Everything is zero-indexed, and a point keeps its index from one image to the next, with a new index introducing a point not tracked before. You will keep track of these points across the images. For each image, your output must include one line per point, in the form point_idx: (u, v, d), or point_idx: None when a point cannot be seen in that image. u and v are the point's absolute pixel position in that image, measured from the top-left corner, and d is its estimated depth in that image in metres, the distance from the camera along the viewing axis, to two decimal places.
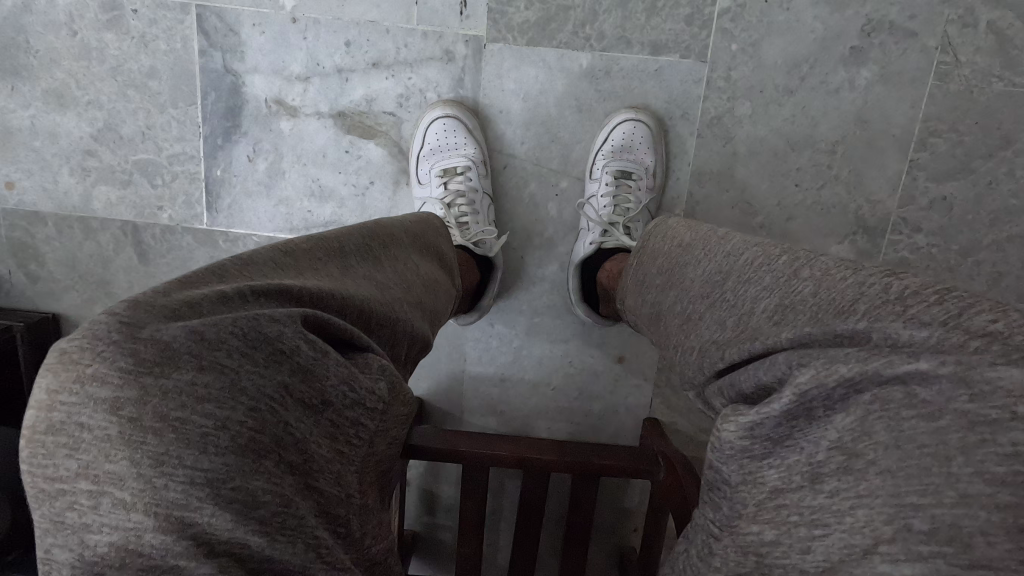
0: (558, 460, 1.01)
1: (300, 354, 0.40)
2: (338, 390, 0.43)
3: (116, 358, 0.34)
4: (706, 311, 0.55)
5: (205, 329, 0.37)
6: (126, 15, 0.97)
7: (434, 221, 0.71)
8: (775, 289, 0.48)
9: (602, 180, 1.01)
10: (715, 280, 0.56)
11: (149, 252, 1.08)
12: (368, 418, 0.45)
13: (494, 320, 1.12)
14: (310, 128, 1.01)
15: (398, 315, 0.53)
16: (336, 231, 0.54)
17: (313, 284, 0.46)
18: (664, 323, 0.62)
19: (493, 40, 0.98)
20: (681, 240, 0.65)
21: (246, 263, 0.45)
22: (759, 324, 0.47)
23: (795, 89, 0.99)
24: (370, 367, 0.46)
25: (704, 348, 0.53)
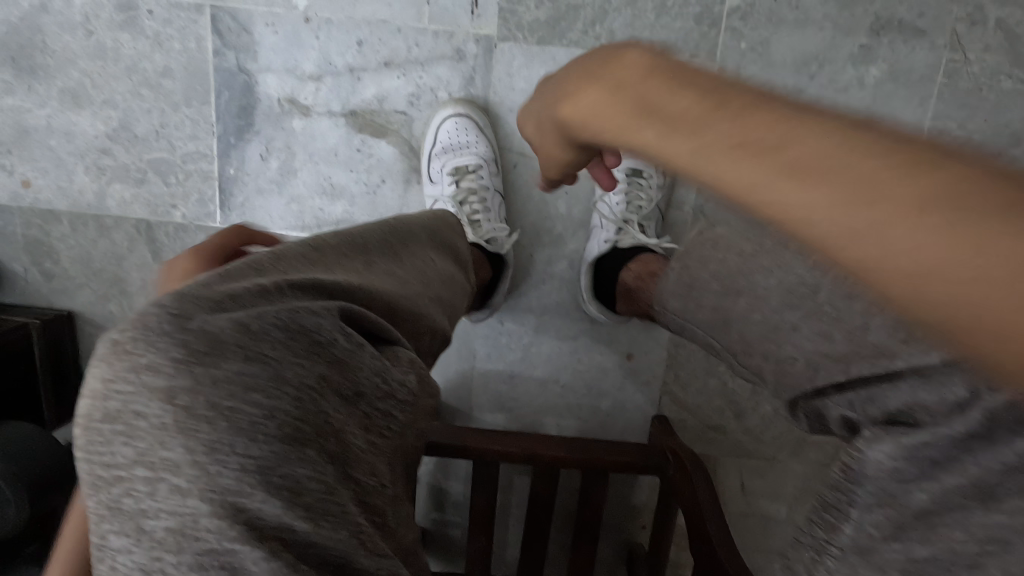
0: (568, 455, 1.01)
1: (337, 345, 0.42)
2: (372, 381, 0.44)
3: (170, 348, 0.35)
4: (802, 322, 0.62)
5: (251, 322, 0.38)
6: (141, 16, 0.99)
7: (451, 218, 0.72)
8: (885, 310, 0.56)
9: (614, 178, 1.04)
10: (802, 292, 0.63)
11: (164, 250, 1.09)
12: (400, 409, 0.46)
13: (504, 317, 1.13)
14: (322, 127, 1.02)
15: (424, 308, 0.54)
16: (359, 228, 0.56)
17: (344, 279, 0.47)
18: (736, 329, 0.67)
19: (504, 39, 0.98)
20: (741, 250, 0.71)
21: (280, 259, 0.46)
22: (883, 341, 0.54)
23: (805, 87, 0.99)
24: (400, 360, 0.48)
25: (810, 359, 0.59)
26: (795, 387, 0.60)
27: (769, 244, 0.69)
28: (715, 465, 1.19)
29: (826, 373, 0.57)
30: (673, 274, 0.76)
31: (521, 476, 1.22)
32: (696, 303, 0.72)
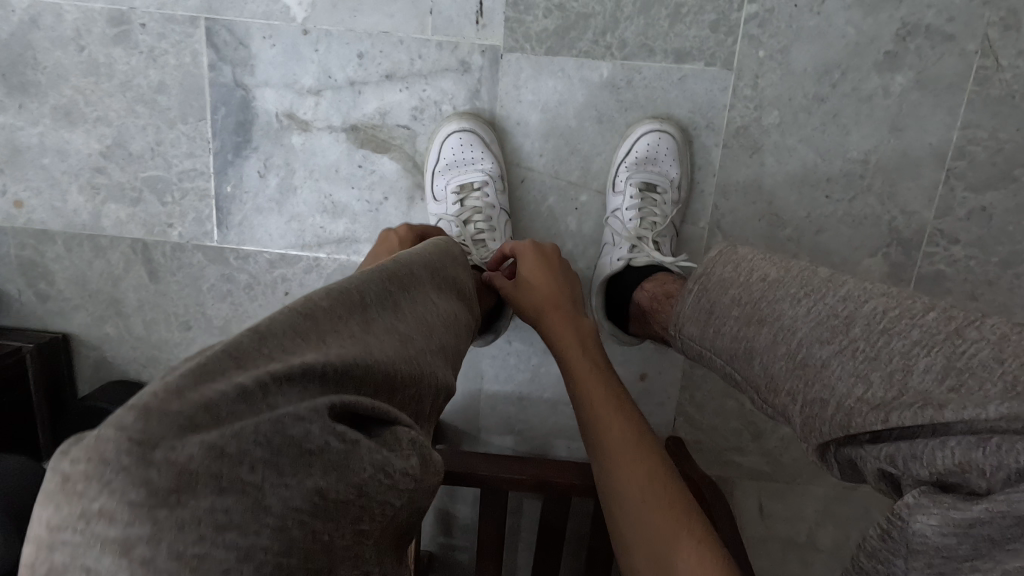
0: (578, 483, 0.97)
1: (329, 451, 0.38)
2: (373, 479, 0.41)
3: (127, 491, 0.32)
4: (834, 359, 0.54)
5: (225, 443, 0.34)
6: (135, 30, 0.95)
7: (453, 249, 0.68)
8: (934, 350, 0.49)
9: (626, 193, 0.97)
10: (833, 324, 0.55)
11: (160, 270, 1.05)
12: (400, 496, 0.43)
13: (512, 338, 1.09)
14: (323, 143, 0.99)
15: (426, 371, 0.50)
16: (355, 279, 0.50)
17: (338, 356, 0.41)
18: (756, 364, 0.60)
19: (511, 50, 0.94)
20: (764, 274, 0.63)
21: (266, 338, 0.39)
22: (928, 389, 0.48)
23: (826, 97, 0.95)
24: (401, 442, 0.44)
25: (842, 404, 0.52)
26: (825, 433, 0.53)
27: (795, 267, 0.62)
28: (732, 488, 1.14)
29: (862, 421, 0.50)
30: (690, 300, 0.69)
31: (530, 500, 1.17)
32: (716, 332, 0.65)
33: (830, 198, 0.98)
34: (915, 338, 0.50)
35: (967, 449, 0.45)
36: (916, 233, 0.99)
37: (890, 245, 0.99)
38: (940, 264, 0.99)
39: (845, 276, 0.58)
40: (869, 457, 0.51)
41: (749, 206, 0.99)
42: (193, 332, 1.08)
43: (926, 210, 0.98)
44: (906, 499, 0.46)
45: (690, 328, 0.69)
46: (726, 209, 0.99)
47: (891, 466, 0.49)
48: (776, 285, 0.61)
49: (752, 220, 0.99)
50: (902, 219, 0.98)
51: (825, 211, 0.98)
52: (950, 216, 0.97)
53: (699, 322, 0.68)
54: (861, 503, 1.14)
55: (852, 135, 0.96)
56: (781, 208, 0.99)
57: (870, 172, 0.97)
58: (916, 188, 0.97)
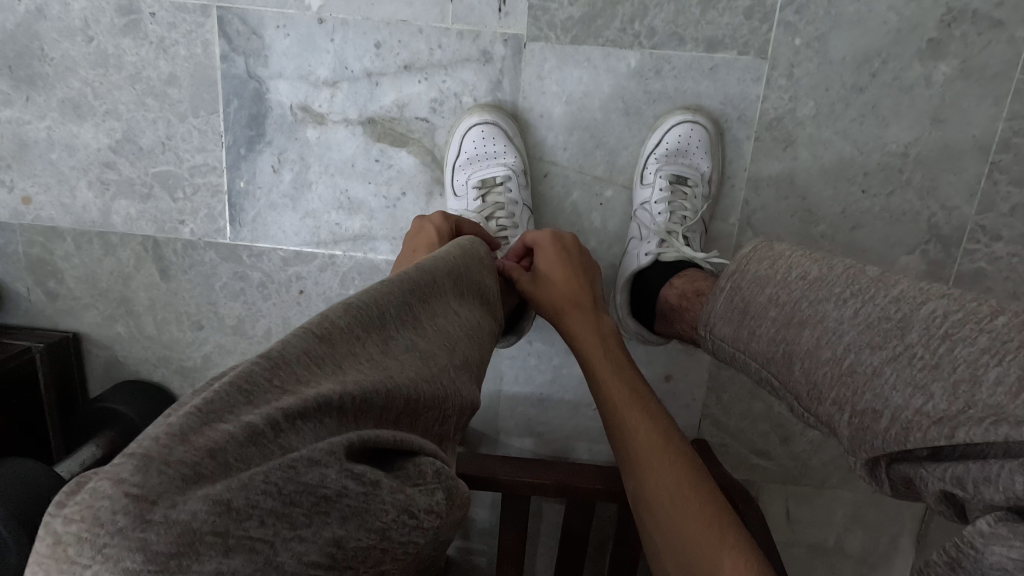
0: (604, 488, 0.94)
1: (348, 496, 0.36)
2: (395, 521, 0.38)
3: (123, 557, 0.29)
4: (887, 366, 0.50)
5: (233, 497, 0.31)
6: (144, 20, 0.92)
7: (473, 250, 0.63)
8: (1007, 360, 0.44)
9: (656, 185, 0.94)
10: (886, 328, 0.51)
11: (172, 268, 1.03)
12: (423, 535, 0.41)
13: (532, 338, 1.05)
14: (339, 136, 0.95)
15: (448, 392, 0.47)
16: (371, 293, 0.47)
17: (354, 386, 0.39)
18: (799, 368, 0.56)
19: (534, 38, 0.90)
20: (805, 272, 0.59)
21: (279, 365, 0.37)
22: (999, 403, 0.43)
23: (865, 87, 0.90)
24: (424, 476, 0.41)
25: (898, 416, 0.48)
26: (877, 446, 0.50)
27: (837, 266, 0.58)
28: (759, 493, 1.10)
29: (922, 436, 0.46)
30: (721, 299, 0.65)
31: (550, 504, 1.14)
32: (751, 335, 0.61)
33: (867, 192, 0.94)
34: (981, 344, 0.46)
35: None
36: (956, 230, 0.94)
37: (928, 242, 0.95)
38: (981, 262, 0.95)
39: (897, 276, 0.54)
40: (930, 477, 0.47)
41: (781, 202, 0.95)
42: (206, 331, 1.05)
43: (967, 205, 0.93)
44: (977, 526, 0.40)
45: (722, 329, 0.65)
46: (757, 205, 0.95)
47: (957, 488, 0.44)
48: (818, 284, 0.57)
49: (784, 216, 0.95)
50: (942, 215, 0.94)
51: (861, 206, 0.94)
52: (992, 212, 0.93)
53: (733, 323, 0.64)
54: (892, 509, 1.10)
55: (891, 127, 0.91)
56: (814, 203, 0.95)
57: (910, 165, 0.93)
58: (958, 182, 0.92)
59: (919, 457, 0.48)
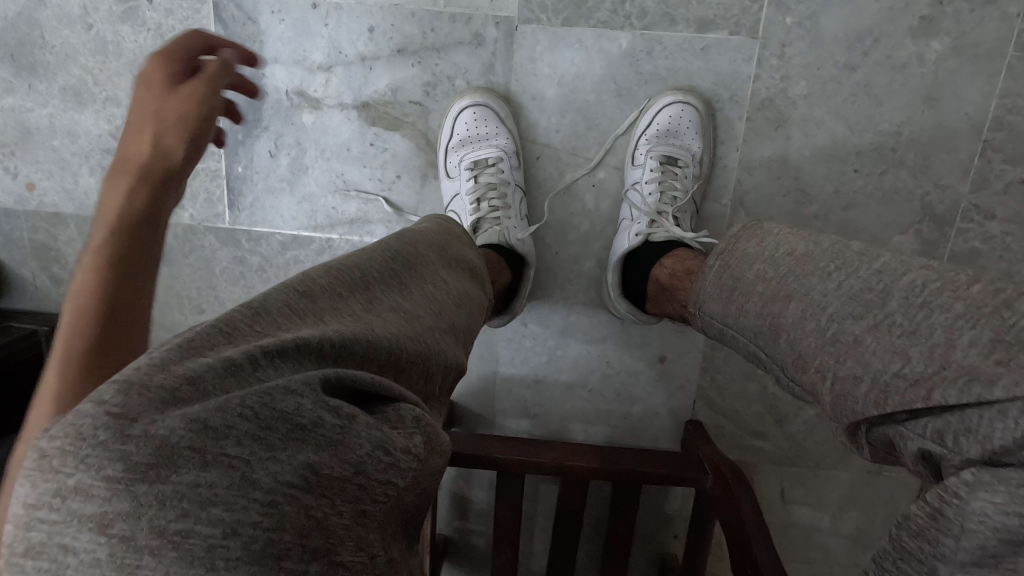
0: (599, 467, 0.96)
1: (322, 425, 0.36)
2: (371, 456, 0.38)
3: (105, 466, 0.31)
4: (870, 335, 0.50)
5: (209, 416, 0.33)
6: (141, 6, 0.93)
7: (455, 228, 0.64)
8: (979, 323, 0.45)
9: (647, 165, 0.95)
10: (867, 297, 0.51)
11: (172, 253, 1.04)
12: (404, 477, 0.40)
13: (528, 320, 1.06)
14: (334, 121, 0.96)
15: (432, 349, 0.49)
16: (353, 261, 0.50)
17: (333, 332, 0.41)
18: (784, 338, 0.56)
19: (525, 21, 0.91)
20: (792, 249, 0.59)
21: (259, 315, 0.40)
22: (974, 363, 0.44)
23: (857, 66, 0.90)
24: (404, 419, 0.41)
25: (878, 380, 0.48)
26: (858, 412, 0.50)
27: (824, 241, 0.58)
28: (755, 474, 1.11)
29: (899, 399, 0.47)
30: (711, 276, 0.65)
31: (546, 484, 1.16)
32: (738, 310, 0.62)
33: (859, 171, 0.94)
34: (957, 310, 0.46)
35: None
36: (950, 209, 0.94)
37: (921, 222, 0.95)
38: (975, 242, 0.95)
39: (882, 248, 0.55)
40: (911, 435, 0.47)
41: (773, 182, 0.95)
42: (206, 315, 1.07)
43: (961, 184, 0.93)
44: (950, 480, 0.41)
45: (711, 306, 0.65)
46: (749, 185, 0.96)
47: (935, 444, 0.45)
48: (805, 259, 0.57)
49: (776, 196, 0.96)
50: (935, 193, 0.94)
51: (853, 186, 0.94)
52: (986, 190, 0.93)
53: (722, 297, 0.64)
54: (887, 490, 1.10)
55: (884, 106, 0.91)
56: (806, 183, 0.95)
57: (903, 144, 0.93)
58: (951, 161, 0.92)
59: (892, 418, 0.49)
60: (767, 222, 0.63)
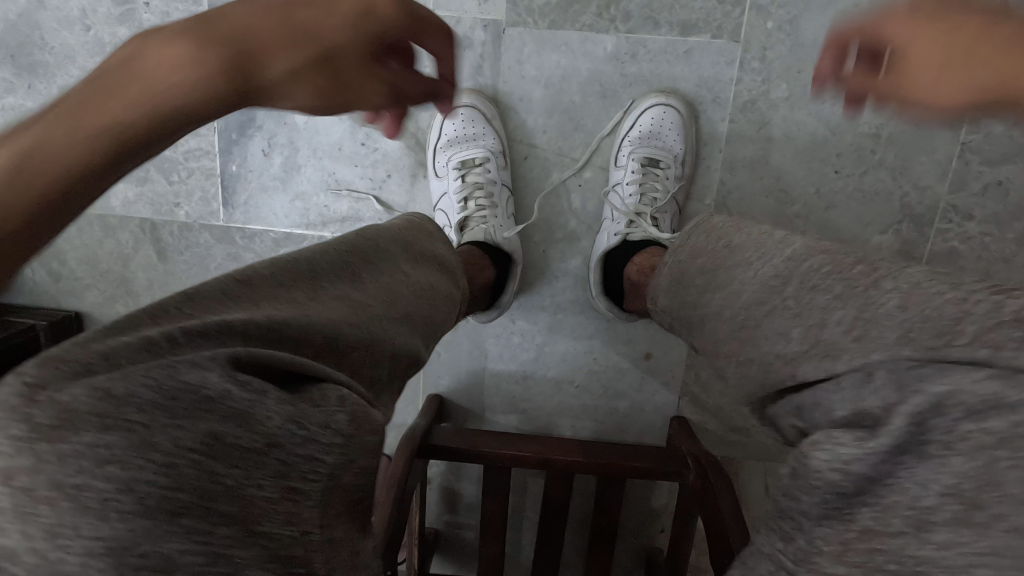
0: (583, 461, 0.98)
1: (231, 398, 0.35)
2: (286, 429, 0.37)
3: (8, 425, 0.30)
4: (766, 320, 0.50)
5: (111, 384, 0.32)
6: (138, 9, 0.96)
7: (424, 225, 0.68)
8: (849, 301, 0.44)
9: (628, 167, 0.98)
10: (772, 283, 0.51)
11: (168, 249, 1.07)
12: (329, 451, 0.39)
13: (515, 317, 1.08)
14: (326, 121, 0.99)
15: (378, 336, 0.50)
16: (306, 254, 0.52)
17: (263, 316, 0.42)
18: (709, 328, 0.58)
19: (513, 24, 0.93)
20: (727, 240, 0.61)
21: (193, 299, 0.42)
22: (835, 339, 0.43)
23: (837, 69, 0.92)
24: (329, 398, 0.40)
25: (761, 362, 0.49)
26: None
27: (756, 231, 0.59)
28: (739, 469, 1.13)
29: (773, 379, 0.48)
30: (664, 271, 0.69)
31: (534, 478, 1.18)
32: (682, 301, 0.64)
33: (840, 172, 0.96)
34: (836, 291, 0.45)
35: (858, 388, 0.40)
36: (929, 209, 0.96)
37: (901, 222, 0.97)
38: (953, 242, 0.97)
39: (802, 236, 0.54)
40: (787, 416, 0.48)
41: (755, 182, 0.97)
42: None
43: (939, 185, 0.95)
44: None
45: (662, 299, 0.69)
46: (732, 185, 0.97)
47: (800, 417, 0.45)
48: (733, 250, 0.59)
49: (759, 196, 0.98)
50: (914, 194, 0.96)
51: (834, 186, 0.96)
52: (964, 191, 0.95)
53: (669, 291, 0.68)
54: None
55: (863, 108, 0.93)
56: (788, 184, 0.97)
57: (882, 146, 0.95)
58: (929, 162, 0.95)
59: (772, 400, 0.49)
60: (710, 216, 0.66)
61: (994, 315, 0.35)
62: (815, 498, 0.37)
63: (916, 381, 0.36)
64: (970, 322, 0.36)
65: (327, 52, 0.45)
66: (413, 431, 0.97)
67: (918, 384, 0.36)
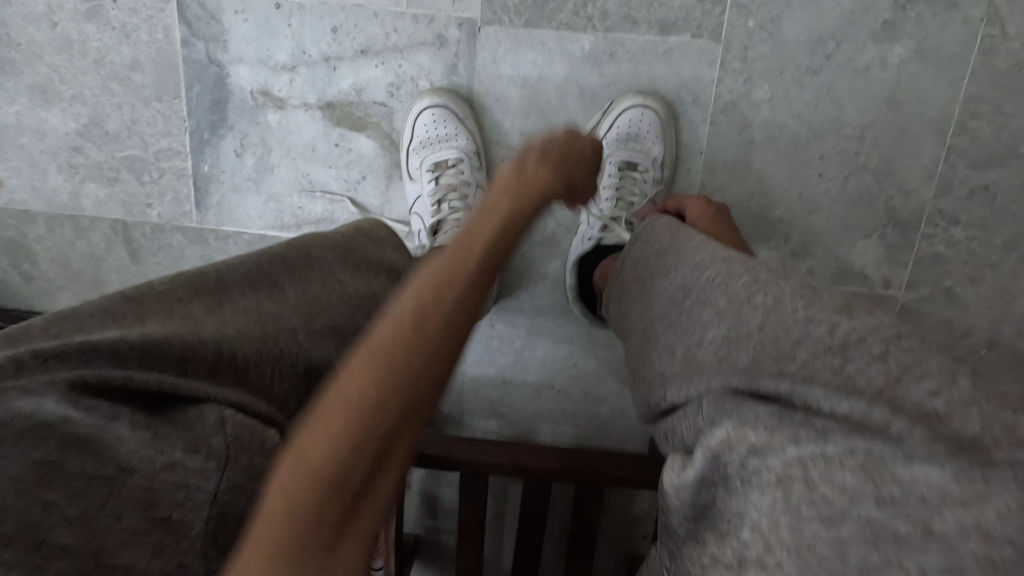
0: (559, 468, 0.96)
1: (74, 424, 0.40)
2: (138, 453, 0.41)
3: None
4: (664, 334, 0.54)
5: None
6: (106, 5, 0.94)
7: (374, 232, 0.68)
8: (726, 318, 0.48)
9: (606, 171, 0.96)
10: (680, 296, 0.54)
11: (140, 251, 1.05)
12: (196, 475, 0.42)
13: (494, 321, 1.07)
14: (299, 121, 0.97)
15: (285, 348, 0.52)
16: (222, 266, 0.54)
17: (141, 333, 0.45)
18: (632, 338, 0.60)
19: (488, 22, 0.91)
20: (660, 244, 0.63)
21: (78, 317, 0.45)
22: (704, 359, 0.48)
23: (820, 69, 0.90)
24: (201, 421, 0.43)
25: (659, 377, 0.53)
26: None
27: (682, 236, 0.61)
28: None
29: (663, 392, 0.51)
30: (616, 277, 0.71)
31: (513, 485, 1.16)
32: (621, 310, 0.66)
33: (823, 176, 0.94)
34: (721, 306, 0.49)
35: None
36: (914, 214, 0.95)
37: (886, 226, 0.95)
38: (939, 246, 0.95)
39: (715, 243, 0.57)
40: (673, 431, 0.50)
41: (737, 185, 0.95)
42: None
43: (924, 189, 0.94)
44: None
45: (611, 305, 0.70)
46: (714, 188, 0.96)
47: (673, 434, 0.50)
48: (665, 253, 0.61)
49: (740, 200, 0.96)
50: (899, 198, 0.94)
51: (817, 190, 0.95)
52: (949, 195, 0.93)
53: (617, 299, 0.69)
54: None
55: (847, 109, 0.91)
56: (770, 187, 0.95)
57: (867, 149, 0.93)
58: (914, 166, 0.93)
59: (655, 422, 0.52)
60: (651, 220, 0.67)
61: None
62: (678, 504, 0.46)
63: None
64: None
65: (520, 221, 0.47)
66: None
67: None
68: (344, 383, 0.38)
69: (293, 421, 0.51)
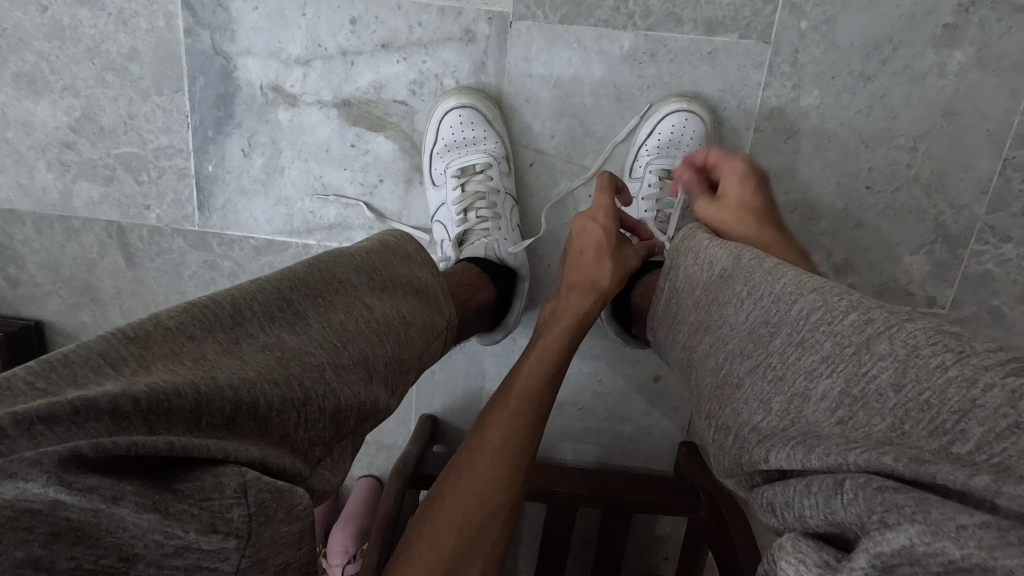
0: (586, 493, 0.91)
1: (66, 509, 0.31)
2: (146, 540, 0.32)
3: None
4: (748, 379, 0.46)
5: None
6: None
7: (399, 248, 0.61)
8: (838, 369, 0.39)
9: (645, 179, 0.90)
10: (760, 333, 0.46)
11: (137, 255, 0.97)
12: (215, 557, 0.34)
13: (517, 335, 1.01)
14: (312, 119, 0.89)
15: (313, 393, 0.44)
16: (234, 294, 0.46)
17: (144, 384, 0.36)
18: (695, 377, 0.54)
19: (520, 17, 0.84)
20: (720, 268, 0.55)
21: (63, 366, 0.35)
22: (818, 422, 0.39)
23: (874, 76, 0.84)
24: (222, 491, 0.35)
25: (739, 434, 0.45)
26: None
27: (749, 255, 0.53)
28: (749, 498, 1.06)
29: (750, 456, 0.43)
30: (662, 302, 0.63)
31: (531, 506, 1.10)
32: (674, 342, 0.60)
33: (871, 188, 0.88)
34: (825, 352, 0.41)
35: (828, 497, 0.35)
36: (965, 229, 0.89)
37: (934, 242, 0.90)
38: (988, 264, 0.90)
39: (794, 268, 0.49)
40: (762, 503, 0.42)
41: (780, 197, 0.89)
42: None
43: (977, 204, 0.88)
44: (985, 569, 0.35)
45: (659, 332, 0.64)
46: None
47: (771, 515, 0.40)
48: (727, 281, 0.53)
49: (783, 212, 0.90)
50: (951, 213, 0.88)
51: (864, 203, 0.89)
52: (1003, 211, 0.88)
53: (668, 325, 0.62)
54: None
55: (900, 119, 0.86)
56: (815, 199, 0.89)
57: (918, 161, 0.87)
58: (968, 179, 0.87)
59: (755, 486, 0.44)
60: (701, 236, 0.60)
61: (1002, 419, 0.31)
62: None
63: (887, 514, 0.31)
64: (972, 423, 0.32)
65: (572, 339, 0.66)
66: (402, 462, 0.87)
67: (891, 518, 0.31)
68: (443, 503, 0.54)
69: (320, 472, 0.44)
